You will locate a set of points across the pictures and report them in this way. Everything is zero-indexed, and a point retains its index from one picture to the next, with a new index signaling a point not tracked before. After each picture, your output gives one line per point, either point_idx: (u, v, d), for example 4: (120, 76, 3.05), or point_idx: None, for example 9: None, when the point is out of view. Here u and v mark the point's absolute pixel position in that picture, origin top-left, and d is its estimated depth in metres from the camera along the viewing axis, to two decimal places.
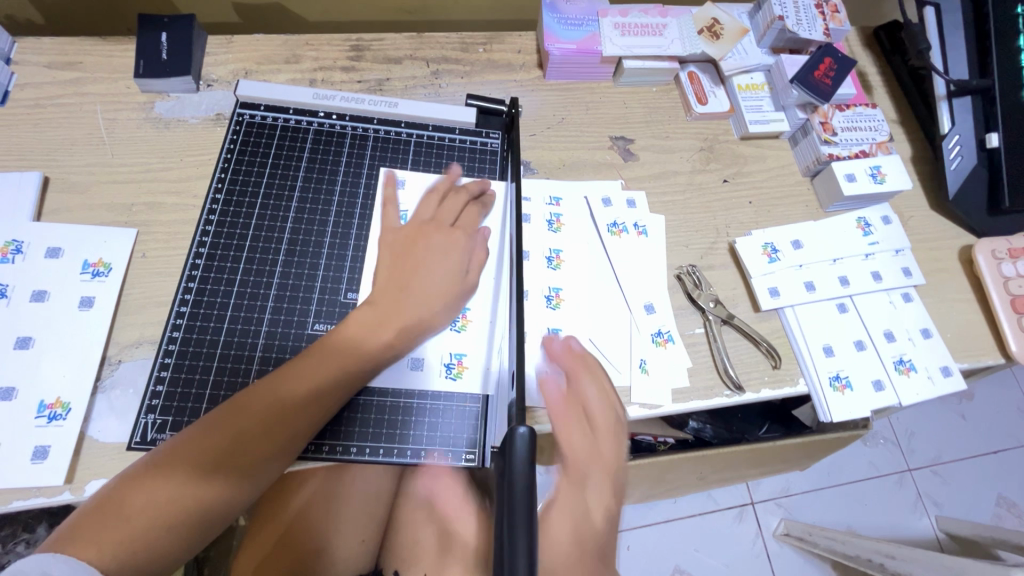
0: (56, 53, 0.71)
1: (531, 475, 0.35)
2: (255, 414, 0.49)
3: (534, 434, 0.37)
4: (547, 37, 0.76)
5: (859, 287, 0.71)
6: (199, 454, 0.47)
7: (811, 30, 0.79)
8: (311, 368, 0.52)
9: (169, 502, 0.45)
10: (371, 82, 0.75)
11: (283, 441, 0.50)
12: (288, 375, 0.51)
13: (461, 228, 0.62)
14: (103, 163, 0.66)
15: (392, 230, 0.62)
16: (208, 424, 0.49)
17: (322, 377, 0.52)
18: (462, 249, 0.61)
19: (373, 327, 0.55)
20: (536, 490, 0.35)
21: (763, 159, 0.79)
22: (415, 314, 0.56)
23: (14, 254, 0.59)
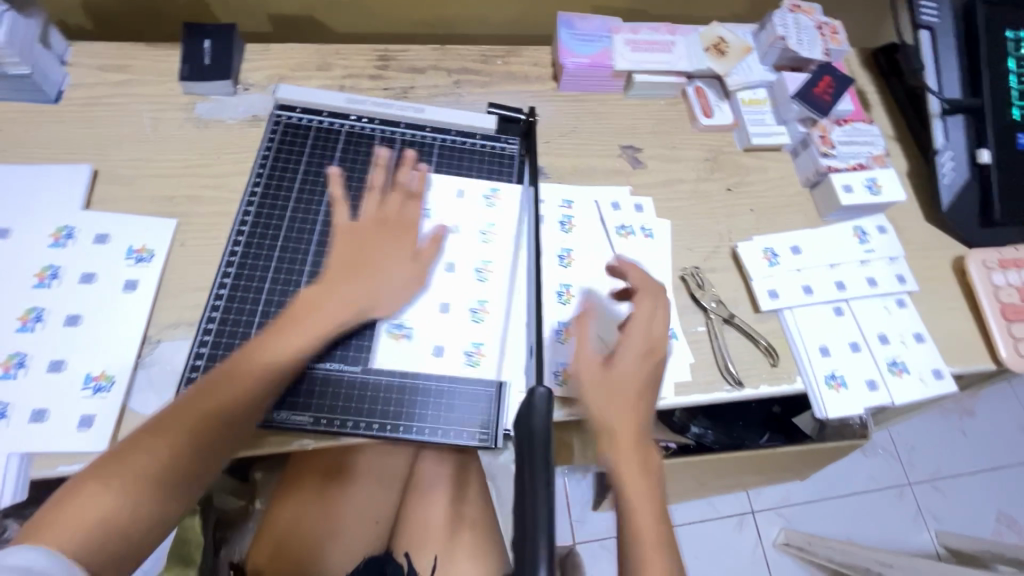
0: (107, 56, 0.76)
1: (547, 425, 0.42)
2: (199, 407, 0.51)
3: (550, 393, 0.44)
4: (562, 51, 0.81)
5: (855, 291, 0.74)
6: (150, 449, 0.48)
7: (811, 49, 0.83)
8: (244, 363, 0.54)
9: (119, 498, 0.46)
10: (396, 90, 0.80)
11: (232, 429, 0.52)
12: (223, 369, 0.53)
13: (467, 234, 0.66)
14: (148, 158, 0.71)
15: (345, 221, 0.63)
16: (154, 423, 0.50)
17: (259, 369, 0.54)
18: (402, 240, 0.64)
19: (314, 322, 0.57)
20: (552, 439, 0.41)
21: (765, 170, 0.83)
22: (370, 308, 0.60)
23: (65, 239, 0.63)
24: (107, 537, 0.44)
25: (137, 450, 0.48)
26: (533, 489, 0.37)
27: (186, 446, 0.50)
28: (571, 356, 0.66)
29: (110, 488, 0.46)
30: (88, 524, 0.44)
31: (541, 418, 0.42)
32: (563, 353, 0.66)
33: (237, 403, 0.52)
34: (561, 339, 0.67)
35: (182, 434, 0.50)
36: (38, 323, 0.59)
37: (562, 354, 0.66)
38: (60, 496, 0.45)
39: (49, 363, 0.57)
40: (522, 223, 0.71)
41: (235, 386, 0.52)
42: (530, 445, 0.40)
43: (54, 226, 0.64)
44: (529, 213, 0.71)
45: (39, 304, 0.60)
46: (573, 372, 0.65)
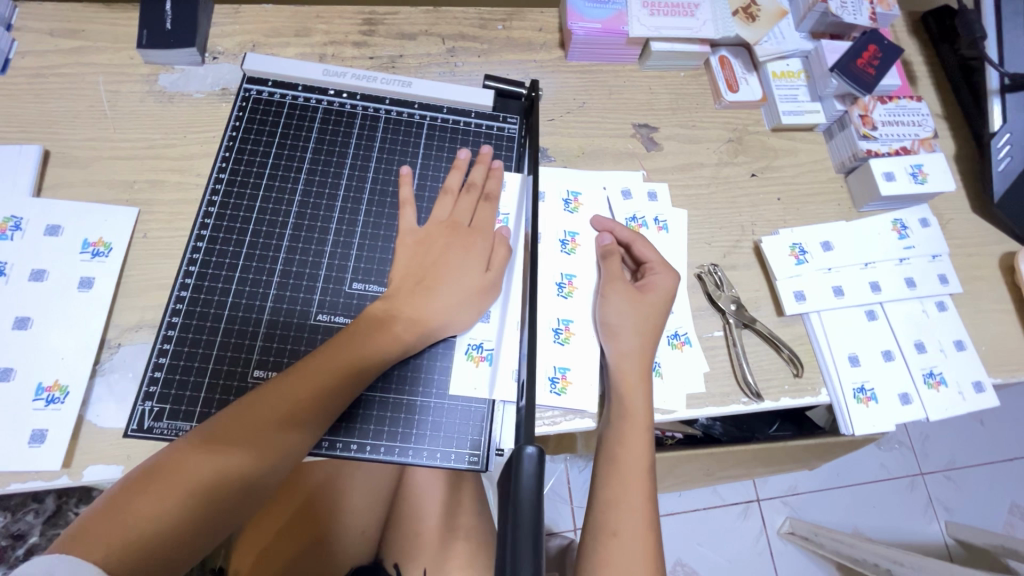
0: (58, 20, 0.68)
1: (538, 497, 0.33)
2: (257, 412, 0.48)
3: (543, 454, 0.34)
4: (570, 15, 0.72)
5: (890, 293, 0.67)
6: (208, 455, 0.46)
7: (856, 14, 0.73)
8: (323, 370, 0.50)
9: (170, 505, 0.44)
10: (384, 59, 0.72)
11: (287, 440, 0.48)
12: (303, 374, 0.50)
13: (480, 230, 0.59)
14: (105, 137, 0.64)
15: (410, 228, 0.59)
16: (207, 426, 0.48)
17: (338, 370, 0.50)
18: (479, 249, 0.58)
19: (381, 336, 0.52)
20: (544, 519, 0.32)
21: (795, 152, 0.75)
22: (410, 326, 0.53)
23: (12, 231, 0.57)
24: (159, 544, 0.42)
25: (191, 457, 0.46)
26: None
27: (241, 456, 0.47)
28: (577, 360, 0.59)
29: (160, 493, 0.44)
30: (134, 530, 0.42)
31: (531, 487, 0.33)
32: (566, 356, 0.59)
33: (299, 413, 0.49)
34: (563, 339, 0.60)
35: (239, 439, 0.47)
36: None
37: (564, 358, 0.59)
38: (113, 499, 0.43)
39: None
40: (518, 213, 0.63)
41: (296, 394, 0.49)
42: (513, 527, 0.31)
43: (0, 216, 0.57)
44: (525, 203, 0.62)
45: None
46: (577, 379, 0.59)
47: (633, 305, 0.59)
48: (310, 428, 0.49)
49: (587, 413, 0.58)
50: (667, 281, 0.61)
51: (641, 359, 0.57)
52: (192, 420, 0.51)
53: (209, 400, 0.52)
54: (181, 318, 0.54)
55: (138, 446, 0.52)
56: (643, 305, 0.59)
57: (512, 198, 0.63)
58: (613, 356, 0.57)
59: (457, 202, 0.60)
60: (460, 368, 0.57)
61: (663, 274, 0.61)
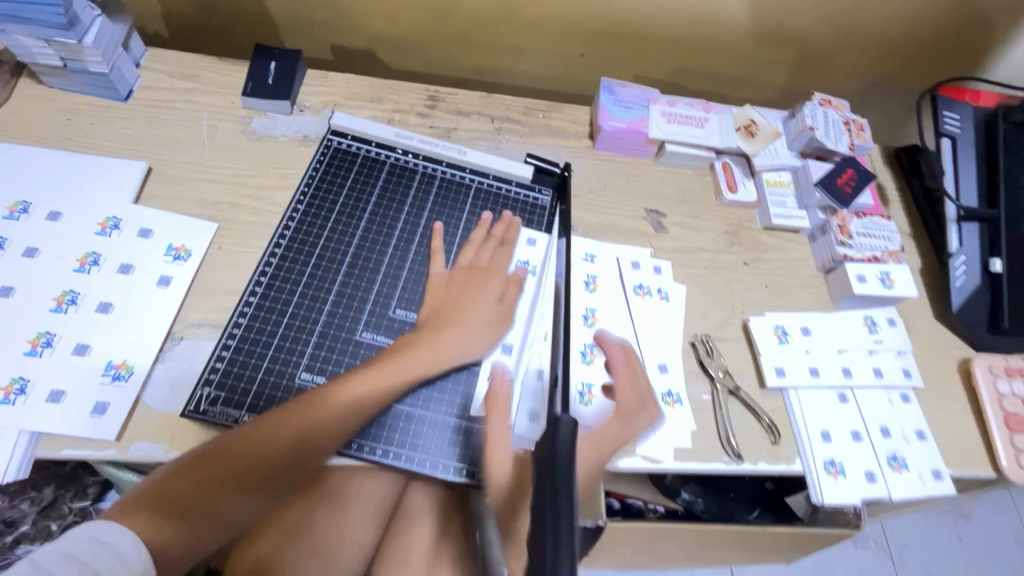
0: (177, 64, 0.82)
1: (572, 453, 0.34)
2: (281, 432, 0.54)
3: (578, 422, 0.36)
4: (601, 114, 0.86)
5: (860, 380, 0.75)
6: (210, 484, 0.51)
7: (837, 142, 0.88)
8: (315, 410, 0.56)
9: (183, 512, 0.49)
10: (441, 128, 0.85)
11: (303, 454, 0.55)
12: (297, 408, 0.55)
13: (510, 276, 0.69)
14: (199, 163, 0.75)
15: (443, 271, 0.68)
16: (235, 438, 0.53)
17: (359, 398, 0.57)
18: (494, 288, 0.68)
19: (385, 373, 0.59)
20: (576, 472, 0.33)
21: (782, 249, 0.86)
22: (410, 374, 0.60)
23: (111, 229, 0.66)
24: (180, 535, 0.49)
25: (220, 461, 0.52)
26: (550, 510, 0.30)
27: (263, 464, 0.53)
28: (599, 419, 0.67)
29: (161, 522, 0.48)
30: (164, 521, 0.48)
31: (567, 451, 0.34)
32: (588, 416, 0.67)
33: (306, 435, 0.55)
34: (586, 401, 0.68)
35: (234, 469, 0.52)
36: (71, 305, 0.61)
37: (587, 417, 0.67)
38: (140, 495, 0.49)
39: (74, 345, 0.59)
40: (544, 265, 0.73)
41: (302, 421, 0.55)
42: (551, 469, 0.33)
43: (104, 216, 0.67)
44: (553, 259, 0.72)
45: (77, 289, 0.62)
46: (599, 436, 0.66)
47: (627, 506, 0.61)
48: (314, 450, 0.55)
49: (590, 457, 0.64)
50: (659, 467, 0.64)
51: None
52: (242, 408, 0.58)
53: (259, 392, 0.59)
54: (246, 320, 0.62)
55: (182, 429, 0.58)
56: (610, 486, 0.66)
57: (545, 254, 0.73)
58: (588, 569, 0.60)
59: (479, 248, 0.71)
60: (483, 394, 0.64)
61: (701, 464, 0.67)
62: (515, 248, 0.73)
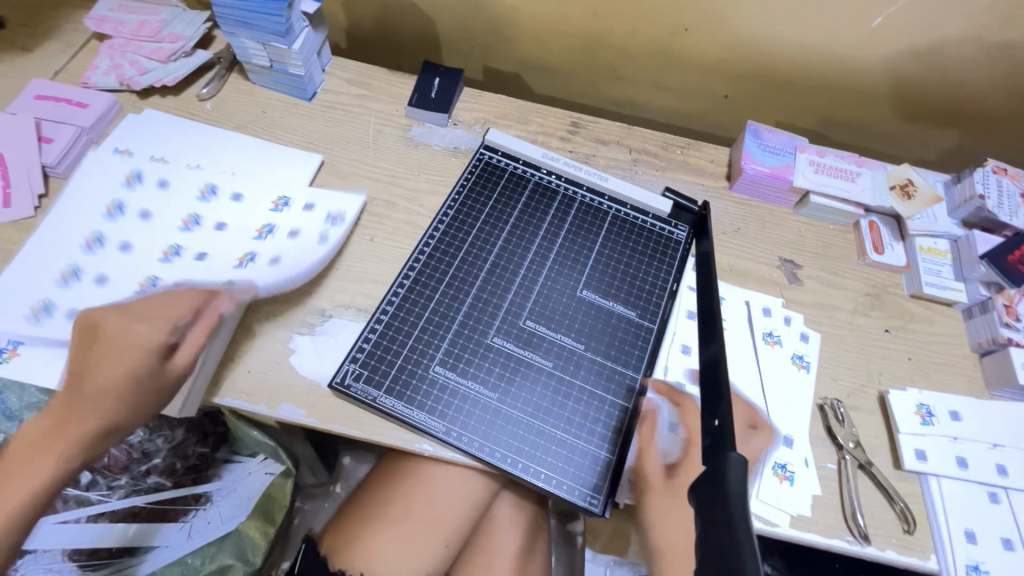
0: (355, 73, 0.91)
1: None
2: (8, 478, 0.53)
3: None
4: (744, 156, 0.84)
5: (1018, 482, 0.67)
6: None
7: (1011, 215, 0.80)
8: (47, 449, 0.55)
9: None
10: (580, 154, 0.88)
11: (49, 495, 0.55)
12: (72, 373, 0.58)
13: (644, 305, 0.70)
14: (363, 161, 0.82)
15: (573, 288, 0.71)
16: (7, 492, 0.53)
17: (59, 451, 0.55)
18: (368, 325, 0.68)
19: (89, 407, 0.57)
20: None
21: (931, 321, 0.79)
22: (108, 411, 0.57)
23: (282, 205, 0.75)
24: None
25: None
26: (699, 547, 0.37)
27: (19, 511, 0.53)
28: None
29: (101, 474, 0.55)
30: None
31: None
32: None
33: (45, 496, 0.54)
34: None
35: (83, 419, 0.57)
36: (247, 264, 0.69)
37: None
38: None
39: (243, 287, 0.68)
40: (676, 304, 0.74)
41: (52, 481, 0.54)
42: None
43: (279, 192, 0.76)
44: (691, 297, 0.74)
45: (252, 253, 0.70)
46: None
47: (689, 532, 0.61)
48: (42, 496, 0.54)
49: None
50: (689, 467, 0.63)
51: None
52: (380, 389, 0.62)
53: (397, 377, 0.63)
54: (390, 308, 0.67)
55: (322, 398, 0.63)
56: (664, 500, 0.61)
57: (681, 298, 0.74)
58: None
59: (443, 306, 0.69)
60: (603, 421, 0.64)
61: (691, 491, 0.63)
62: (647, 280, 0.74)
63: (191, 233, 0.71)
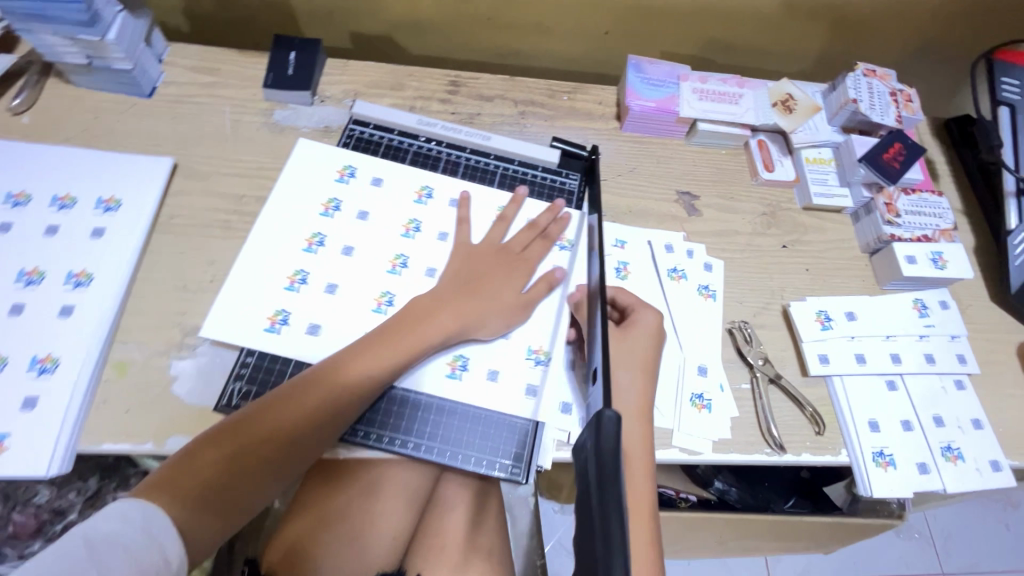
0: (199, 59, 0.81)
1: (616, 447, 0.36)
2: None
3: (619, 416, 0.37)
4: (629, 93, 0.82)
5: (910, 367, 0.71)
6: None
7: (884, 115, 0.82)
8: None
9: None
10: (463, 114, 0.83)
11: None
12: None
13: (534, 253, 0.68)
14: (223, 157, 0.74)
15: (465, 241, 0.69)
16: None
17: None
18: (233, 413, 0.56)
19: None
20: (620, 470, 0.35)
21: (824, 230, 0.82)
22: None
23: (107, 209, 0.67)
24: None
25: None
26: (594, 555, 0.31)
27: None
28: None
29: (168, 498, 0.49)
30: None
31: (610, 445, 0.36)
32: None
33: None
34: None
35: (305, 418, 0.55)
36: (90, 281, 0.62)
37: None
38: None
39: (58, 308, 0.61)
40: (577, 243, 0.72)
41: None
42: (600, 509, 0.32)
43: (112, 193, 0.68)
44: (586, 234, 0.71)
45: (98, 271, 0.63)
46: None
47: (623, 345, 0.64)
48: None
49: None
50: (650, 316, 0.66)
51: (638, 407, 0.60)
52: None
53: None
54: (289, 303, 0.63)
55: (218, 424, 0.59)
56: (628, 340, 0.64)
57: (572, 230, 0.73)
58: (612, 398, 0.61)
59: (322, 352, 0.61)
60: (512, 391, 0.62)
61: (645, 313, 0.66)
62: (544, 230, 0.71)
63: (27, 287, 0.61)
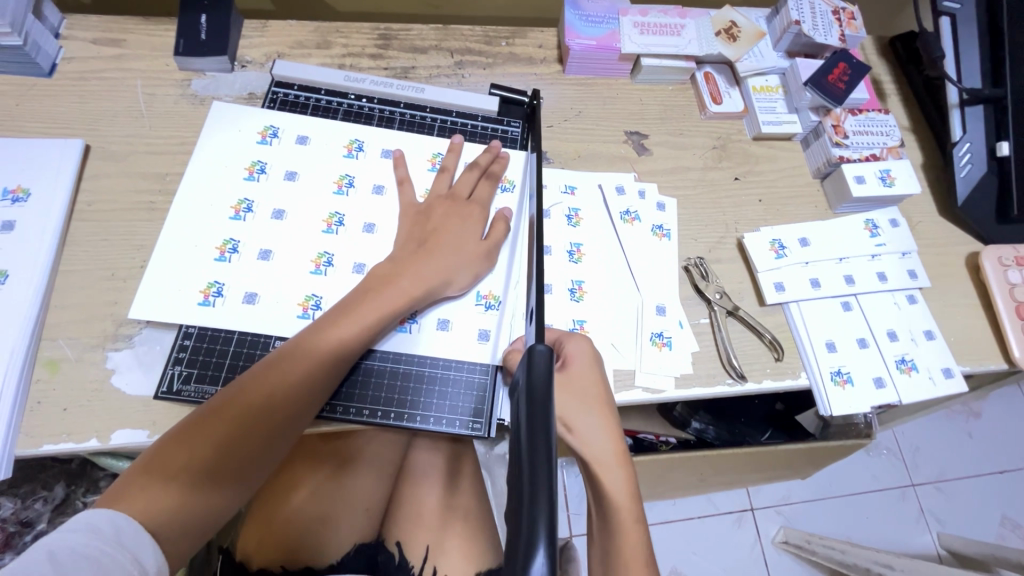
0: (101, 30, 0.75)
1: (548, 381, 0.36)
2: None
3: (552, 351, 0.38)
4: (568, 32, 0.79)
5: (864, 286, 0.72)
6: None
7: (827, 35, 0.81)
8: None
9: None
10: (397, 69, 0.78)
11: None
12: None
13: (478, 201, 0.66)
14: (140, 134, 0.69)
15: (410, 202, 0.65)
16: None
17: None
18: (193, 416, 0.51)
19: None
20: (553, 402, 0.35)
21: (775, 159, 0.81)
22: None
23: (15, 201, 0.62)
24: None
25: None
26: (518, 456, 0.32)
27: None
28: None
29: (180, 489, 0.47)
30: None
31: (541, 377, 0.36)
32: None
33: None
34: None
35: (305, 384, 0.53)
36: (6, 279, 0.59)
37: None
38: None
39: None
40: (522, 183, 0.70)
41: None
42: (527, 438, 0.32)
43: (19, 183, 0.63)
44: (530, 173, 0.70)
45: (14, 266, 0.59)
46: None
47: (574, 388, 0.57)
48: None
49: None
50: (582, 344, 0.59)
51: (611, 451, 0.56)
52: (216, 384, 0.58)
53: (232, 366, 0.58)
54: (221, 274, 0.60)
55: (163, 412, 0.57)
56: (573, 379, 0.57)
57: (518, 172, 0.71)
58: (578, 448, 0.56)
59: (276, 322, 0.59)
60: (466, 342, 0.61)
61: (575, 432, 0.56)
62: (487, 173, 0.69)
63: None
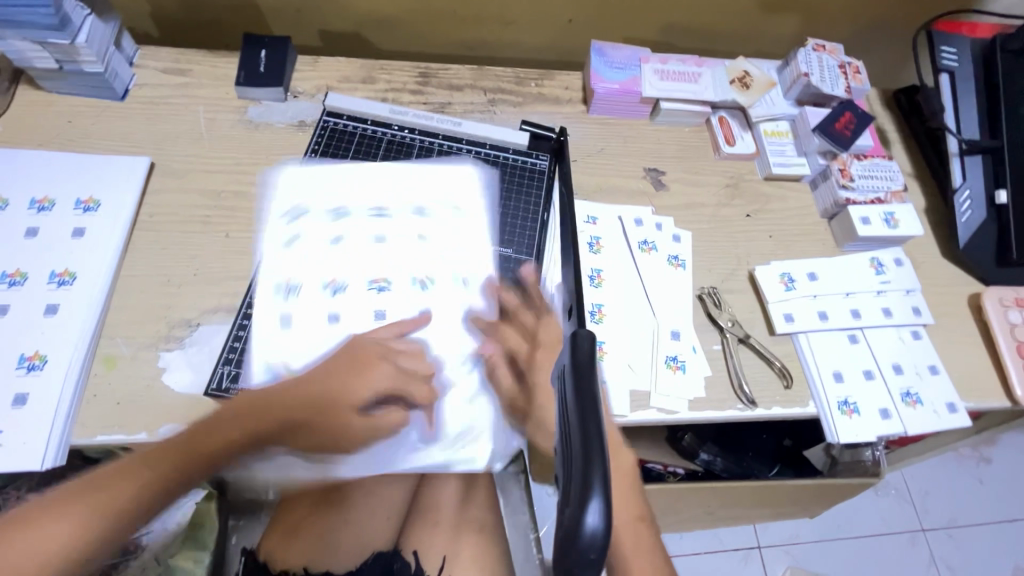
0: (171, 61, 0.82)
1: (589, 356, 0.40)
2: None
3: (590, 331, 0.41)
4: (593, 76, 0.86)
5: (870, 320, 0.76)
6: None
7: (834, 86, 0.87)
8: None
9: None
10: (435, 104, 0.85)
11: None
12: None
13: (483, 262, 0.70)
14: (200, 154, 0.76)
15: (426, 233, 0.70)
16: None
17: None
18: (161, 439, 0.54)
19: None
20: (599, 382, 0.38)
21: (784, 198, 0.86)
22: None
23: (86, 210, 0.68)
24: None
25: None
26: (569, 435, 0.35)
27: None
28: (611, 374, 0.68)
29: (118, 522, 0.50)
30: None
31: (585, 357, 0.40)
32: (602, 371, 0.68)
33: None
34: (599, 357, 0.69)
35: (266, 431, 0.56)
36: (74, 279, 0.64)
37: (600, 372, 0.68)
38: None
39: (44, 306, 0.62)
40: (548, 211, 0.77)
41: None
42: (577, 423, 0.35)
43: (90, 194, 0.69)
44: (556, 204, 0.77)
45: (81, 269, 0.65)
46: (612, 390, 0.67)
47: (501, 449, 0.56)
48: None
49: (620, 415, 0.67)
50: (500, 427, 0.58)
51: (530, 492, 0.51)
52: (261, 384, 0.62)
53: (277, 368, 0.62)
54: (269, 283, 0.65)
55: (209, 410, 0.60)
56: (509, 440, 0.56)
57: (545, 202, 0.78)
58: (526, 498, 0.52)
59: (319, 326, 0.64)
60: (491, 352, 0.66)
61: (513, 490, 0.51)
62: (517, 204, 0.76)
63: (11, 290, 0.62)
